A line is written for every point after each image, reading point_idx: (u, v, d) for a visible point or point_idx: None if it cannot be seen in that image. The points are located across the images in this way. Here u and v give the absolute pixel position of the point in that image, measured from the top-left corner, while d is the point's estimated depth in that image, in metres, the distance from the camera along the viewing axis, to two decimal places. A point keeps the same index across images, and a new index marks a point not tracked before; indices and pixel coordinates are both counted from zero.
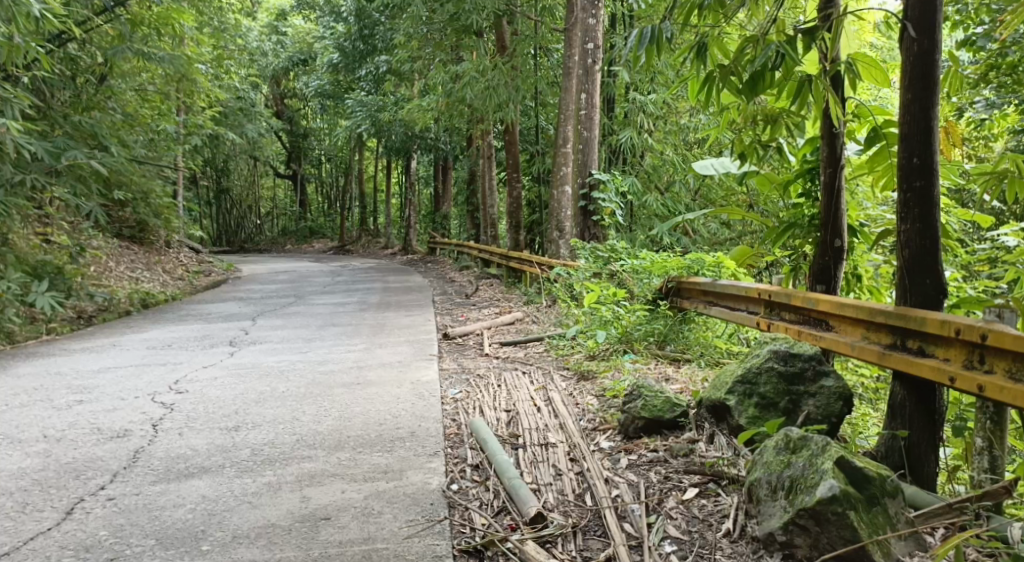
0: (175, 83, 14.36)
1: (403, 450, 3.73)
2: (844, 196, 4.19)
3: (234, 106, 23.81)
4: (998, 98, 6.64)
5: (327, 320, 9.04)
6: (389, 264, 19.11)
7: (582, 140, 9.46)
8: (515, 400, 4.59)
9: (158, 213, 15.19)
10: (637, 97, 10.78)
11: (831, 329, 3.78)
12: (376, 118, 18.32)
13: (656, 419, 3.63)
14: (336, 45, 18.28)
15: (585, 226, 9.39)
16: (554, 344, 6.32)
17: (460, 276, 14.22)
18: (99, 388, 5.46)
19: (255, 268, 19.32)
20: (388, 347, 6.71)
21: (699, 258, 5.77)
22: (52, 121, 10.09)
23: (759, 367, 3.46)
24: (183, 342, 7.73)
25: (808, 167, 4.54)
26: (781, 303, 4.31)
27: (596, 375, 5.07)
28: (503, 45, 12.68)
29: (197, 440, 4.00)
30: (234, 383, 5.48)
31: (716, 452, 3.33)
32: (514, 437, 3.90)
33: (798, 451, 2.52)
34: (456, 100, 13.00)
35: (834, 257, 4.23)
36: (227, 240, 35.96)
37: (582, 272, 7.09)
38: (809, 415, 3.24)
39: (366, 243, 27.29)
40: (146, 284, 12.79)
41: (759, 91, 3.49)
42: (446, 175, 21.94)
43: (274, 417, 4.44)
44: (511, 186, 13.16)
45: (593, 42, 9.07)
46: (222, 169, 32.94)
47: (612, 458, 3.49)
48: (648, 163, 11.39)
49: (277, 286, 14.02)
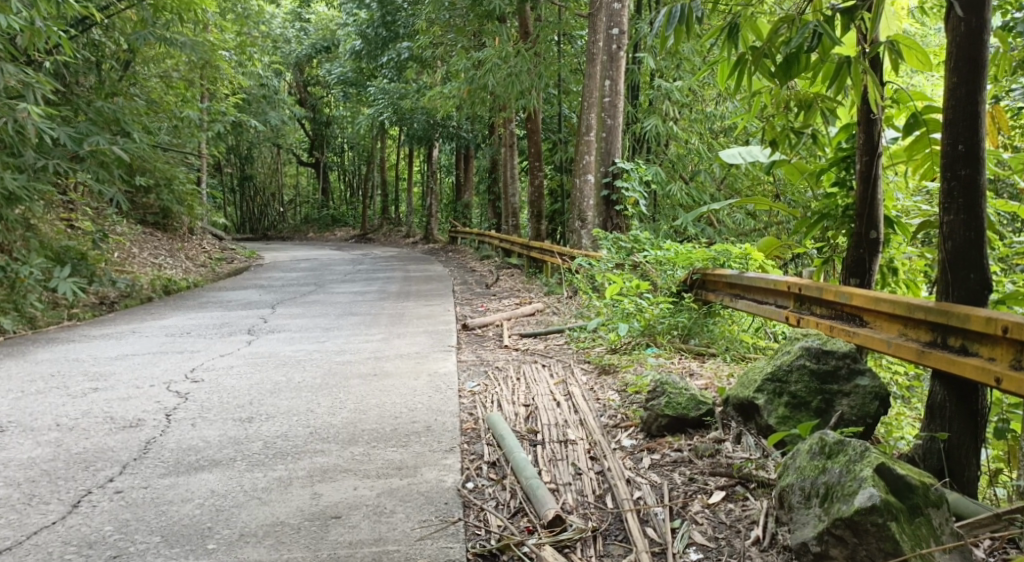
0: (199, 70, 14.38)
1: (418, 445, 3.63)
2: (881, 184, 3.99)
3: (257, 94, 23.87)
4: None
5: (346, 308, 8.97)
6: (410, 253, 19.05)
7: (605, 128, 9.28)
8: (534, 395, 4.48)
9: (181, 199, 15.24)
10: (663, 84, 10.55)
11: (865, 325, 3.60)
12: (398, 105, 18.26)
13: (680, 417, 3.49)
14: (359, 32, 18.19)
15: (608, 216, 9.23)
16: (575, 336, 6.19)
17: (481, 266, 14.10)
18: (116, 375, 5.43)
19: (277, 256, 19.37)
20: (406, 338, 6.61)
21: (726, 249, 5.66)
22: (75, 107, 10.08)
23: (790, 364, 3.30)
24: (202, 329, 7.70)
25: (843, 155, 4.34)
26: (811, 297, 4.13)
27: (618, 369, 4.92)
28: (526, 32, 12.49)
29: (210, 432, 3.93)
30: (250, 373, 5.41)
31: (744, 453, 3.18)
32: (532, 433, 3.78)
33: (835, 456, 2.36)
34: (478, 87, 12.86)
35: (869, 249, 4.04)
36: (250, 228, 36.20)
37: (605, 263, 6.93)
38: (843, 415, 3.08)
39: (388, 232, 27.28)
40: (168, 270, 12.83)
41: (793, 75, 3.31)
42: (468, 164, 21.85)
43: (288, 409, 4.36)
44: (533, 175, 13.02)
45: (617, 27, 8.87)
46: (246, 157, 33.11)
47: (634, 457, 3.36)
48: (672, 152, 11.19)
49: (298, 274, 14.01)
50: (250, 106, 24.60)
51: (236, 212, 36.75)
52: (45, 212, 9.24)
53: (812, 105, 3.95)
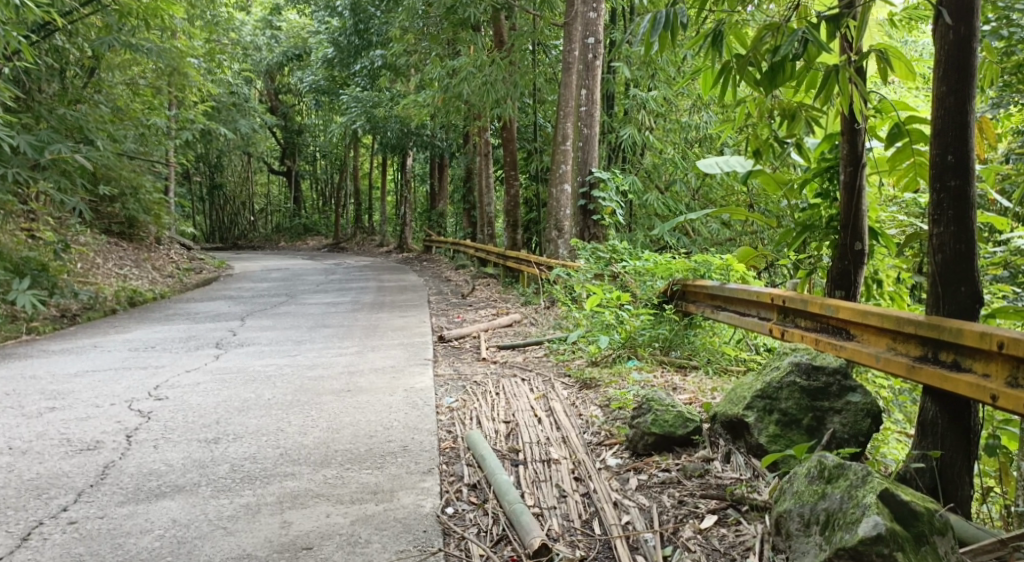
0: (167, 77, 14.07)
1: (394, 467, 3.47)
2: (865, 195, 3.93)
3: (226, 101, 23.48)
4: (1004, 100, 5.33)
5: (318, 320, 8.75)
6: (383, 263, 18.84)
7: (582, 137, 9.20)
8: (514, 410, 4.34)
9: (148, 209, 14.87)
10: (638, 93, 10.55)
11: (851, 338, 3.51)
12: (371, 114, 18.10)
13: (667, 435, 3.37)
14: (331, 39, 17.99)
15: (584, 226, 9.13)
16: (554, 348, 6.06)
17: (456, 275, 13.93)
18: (75, 393, 5.18)
19: (247, 265, 19.04)
20: (381, 351, 6.44)
21: (707, 260, 5.48)
22: (37, 114, 9.77)
23: (780, 381, 3.21)
24: (168, 343, 7.43)
25: (827, 165, 4.27)
26: (795, 309, 4.05)
27: (599, 383, 4.80)
28: (501, 40, 12.39)
29: (173, 454, 3.73)
30: (218, 389, 5.20)
31: (734, 474, 3.08)
32: (514, 452, 3.64)
33: (835, 481, 2.29)
34: (452, 95, 12.73)
35: (854, 261, 3.97)
36: (220, 237, 35.59)
37: (584, 273, 6.83)
38: (835, 434, 2.99)
39: (361, 241, 26.98)
40: (134, 281, 12.48)
41: (779, 83, 3.23)
42: (442, 173, 21.72)
43: (258, 428, 4.17)
44: (509, 184, 12.91)
45: (593, 36, 8.82)
46: (216, 165, 32.59)
47: (620, 477, 3.23)
48: (648, 161, 11.16)
49: (270, 284, 13.75)
50: (219, 113, 24.18)
51: (206, 221, 36.13)
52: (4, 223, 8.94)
53: (796, 114, 3.85)
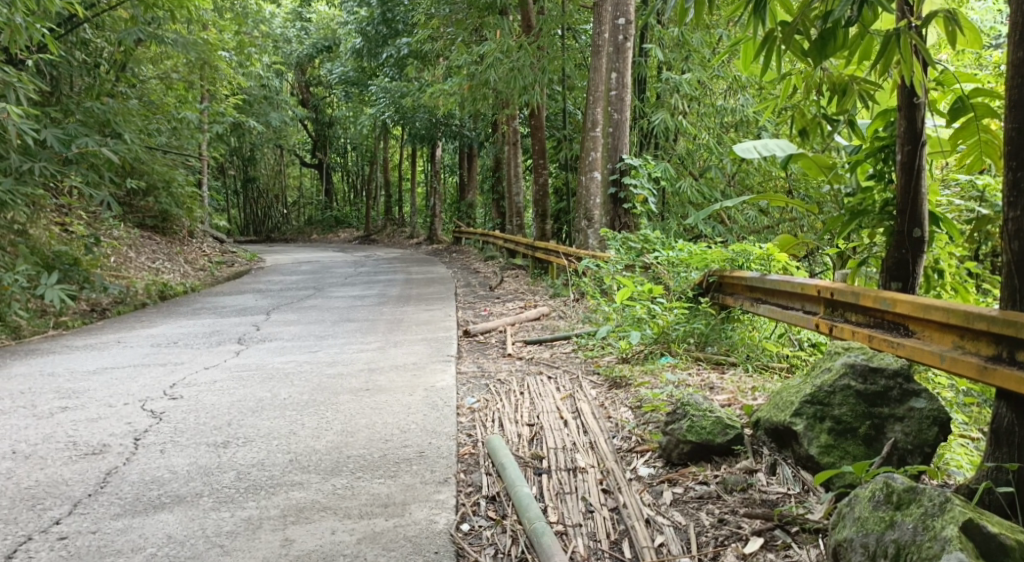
0: (198, 71, 14.04)
1: (408, 476, 3.21)
2: (926, 176, 3.57)
3: (257, 94, 23.50)
4: None
5: (343, 315, 8.56)
6: (412, 254, 18.68)
7: (612, 123, 8.86)
8: (539, 412, 4.08)
9: (181, 202, 14.89)
10: (671, 76, 10.14)
11: (911, 334, 3.17)
12: (399, 104, 17.90)
13: (705, 444, 3.07)
14: (360, 29, 17.83)
15: (615, 215, 8.86)
16: (583, 343, 5.76)
17: (485, 267, 13.68)
18: (90, 392, 5.03)
19: (279, 258, 19.05)
20: (403, 347, 6.20)
21: (746, 249, 5.24)
22: (65, 108, 9.71)
23: (833, 385, 2.88)
24: (190, 339, 7.29)
25: (881, 145, 3.92)
26: (845, 303, 3.71)
27: (629, 382, 4.51)
28: (528, 25, 12.08)
29: (178, 460, 3.53)
30: (234, 388, 5.01)
31: (780, 488, 2.80)
32: (537, 459, 3.38)
33: (905, 507, 2.02)
34: (479, 83, 12.46)
35: (912, 250, 3.61)
36: (254, 230, 35.80)
37: (614, 264, 6.51)
38: (897, 445, 2.67)
39: (391, 232, 26.86)
40: (166, 275, 12.44)
41: (829, 54, 2.89)
42: (471, 164, 21.44)
43: (269, 431, 3.96)
44: (537, 173, 12.59)
45: (623, 17, 8.48)
46: (248, 159, 32.76)
47: (652, 490, 2.95)
48: (682, 147, 10.79)
49: (299, 277, 13.64)
50: (251, 107, 24.20)
51: (240, 215, 36.31)
52: (34, 217, 8.91)
53: (847, 88, 3.48)
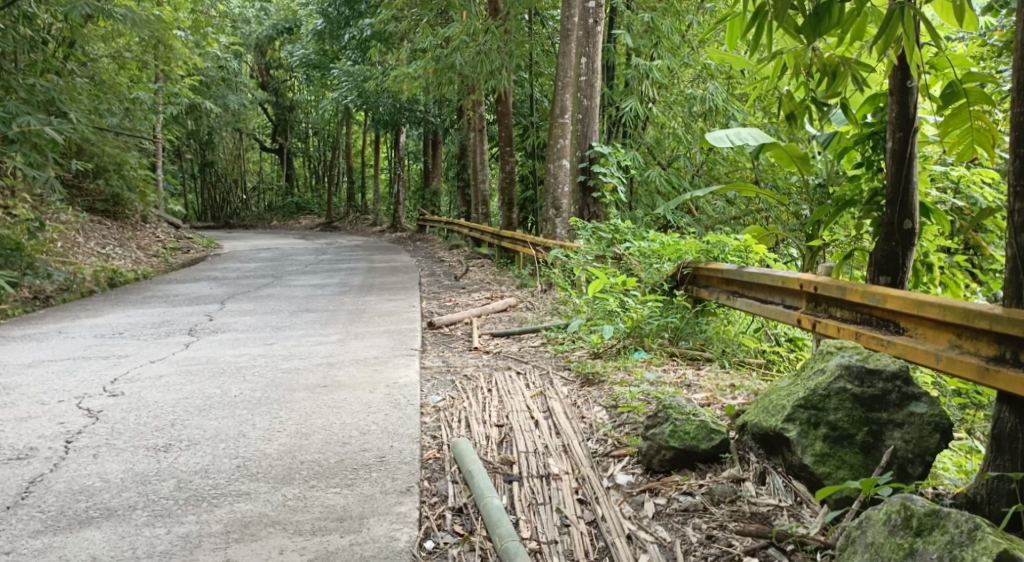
0: (153, 50, 13.45)
1: (366, 486, 2.94)
2: (918, 164, 3.40)
3: (214, 76, 22.74)
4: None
5: (302, 305, 8.20)
6: (375, 242, 18.28)
7: (581, 109, 8.63)
8: (508, 412, 3.83)
9: (133, 185, 14.28)
10: (640, 62, 9.91)
11: (902, 332, 2.98)
12: (362, 88, 17.43)
13: (688, 450, 2.90)
14: (321, 11, 17.32)
15: (584, 204, 8.65)
16: (552, 337, 5.53)
17: (450, 256, 13.38)
18: (22, 388, 4.64)
19: (237, 245, 18.45)
20: (365, 339, 5.89)
21: (722, 241, 5.04)
22: (6, 85, 9.03)
23: (827, 388, 2.70)
24: (138, 330, 6.88)
25: (869, 132, 3.77)
26: (829, 297, 3.51)
27: (602, 378, 4.29)
28: (495, 8, 11.74)
29: (113, 466, 3.21)
30: (180, 384, 4.66)
31: (771, 499, 2.67)
32: (507, 465, 3.14)
33: (926, 534, 1.95)
34: (445, 66, 12.12)
35: (902, 242, 3.42)
36: (212, 216, 34.85)
37: (584, 255, 6.29)
38: (896, 454, 2.51)
39: (354, 219, 26.34)
40: (117, 261, 11.89)
41: (823, 31, 2.68)
42: (436, 150, 21.06)
43: (216, 433, 3.65)
44: (504, 160, 12.30)
45: (594, 0, 8.24)
46: (206, 143, 31.82)
47: (632, 501, 2.78)
48: (651, 136, 10.59)
49: (258, 265, 13.18)
50: (209, 89, 23.46)
51: (197, 199, 35.32)
52: None
53: (838, 70, 3.22)
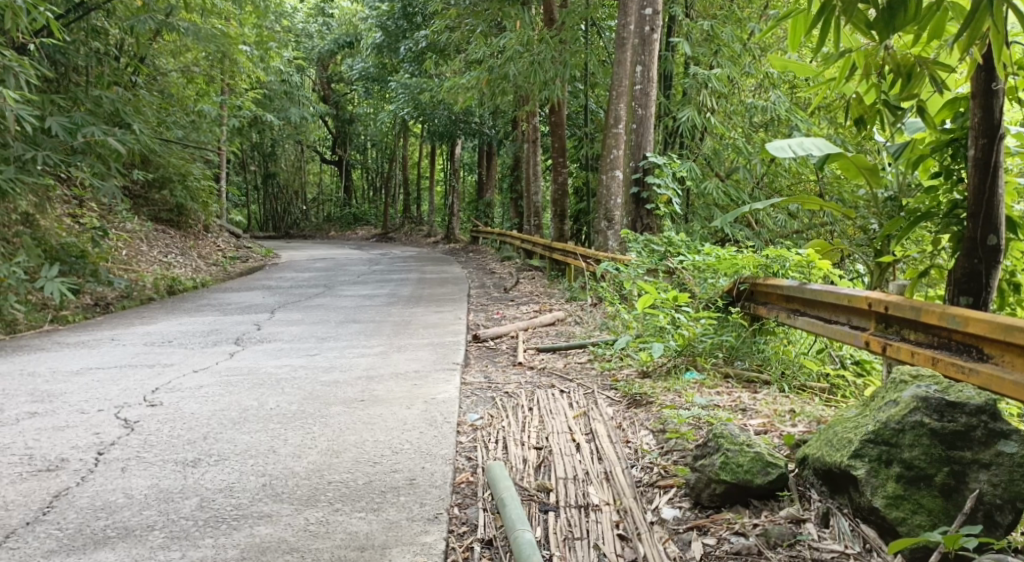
0: (217, 64, 13.69)
1: (393, 511, 2.77)
2: (1005, 173, 3.06)
3: (277, 90, 23.22)
4: None
5: (349, 315, 8.13)
6: (428, 254, 18.25)
7: (636, 119, 8.35)
8: (548, 433, 3.62)
9: (195, 195, 14.57)
10: (699, 71, 9.49)
11: (986, 359, 2.66)
12: (418, 100, 17.49)
13: (742, 485, 2.64)
14: (379, 24, 17.44)
15: (637, 216, 8.34)
16: (600, 354, 5.29)
17: (502, 267, 13.22)
18: (65, 396, 4.64)
19: (294, 255, 18.67)
20: (407, 352, 5.76)
21: (782, 255, 4.72)
22: (73, 97, 9.25)
23: (901, 422, 2.44)
24: (186, 338, 6.89)
25: (948, 138, 3.44)
26: (901, 318, 3.20)
27: (650, 399, 4.04)
28: (551, 18, 11.57)
29: (138, 481, 3.12)
30: (219, 395, 4.59)
31: (835, 545, 2.40)
32: (544, 492, 2.93)
33: None
34: (498, 76, 11.99)
35: (987, 260, 3.10)
36: (273, 226, 35.55)
37: (635, 268, 6.03)
38: (983, 500, 2.25)
39: (410, 231, 26.47)
40: (177, 269, 12.11)
41: (898, 26, 2.39)
42: (490, 163, 20.98)
43: (246, 448, 3.54)
44: (556, 171, 12.08)
45: (651, 7, 8.00)
46: (268, 155, 32.55)
47: (678, 539, 2.55)
48: (708, 146, 10.22)
49: (312, 274, 13.28)
50: (272, 102, 23.96)
51: (259, 209, 36.11)
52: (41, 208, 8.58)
53: (914, 71, 2.92)
